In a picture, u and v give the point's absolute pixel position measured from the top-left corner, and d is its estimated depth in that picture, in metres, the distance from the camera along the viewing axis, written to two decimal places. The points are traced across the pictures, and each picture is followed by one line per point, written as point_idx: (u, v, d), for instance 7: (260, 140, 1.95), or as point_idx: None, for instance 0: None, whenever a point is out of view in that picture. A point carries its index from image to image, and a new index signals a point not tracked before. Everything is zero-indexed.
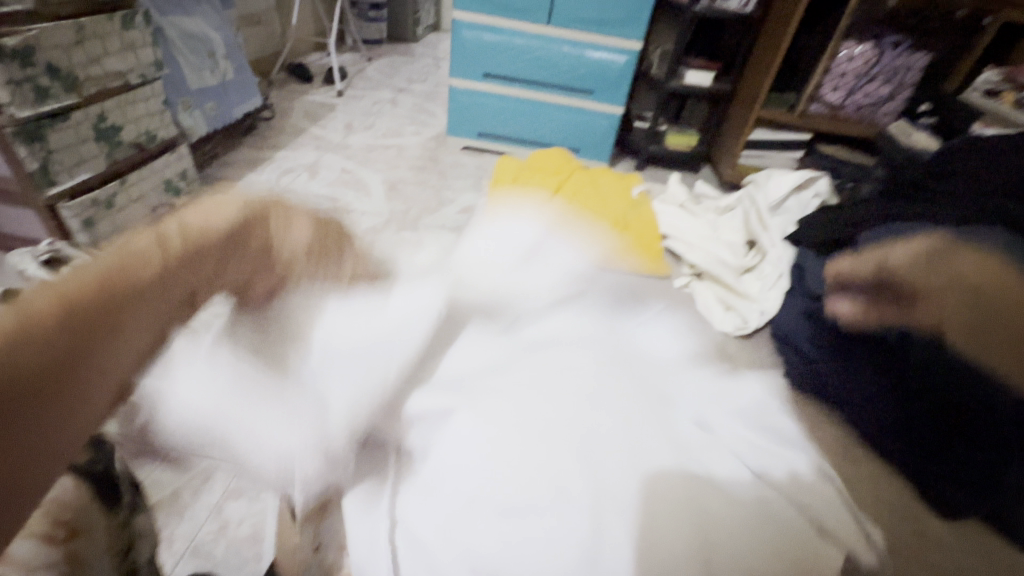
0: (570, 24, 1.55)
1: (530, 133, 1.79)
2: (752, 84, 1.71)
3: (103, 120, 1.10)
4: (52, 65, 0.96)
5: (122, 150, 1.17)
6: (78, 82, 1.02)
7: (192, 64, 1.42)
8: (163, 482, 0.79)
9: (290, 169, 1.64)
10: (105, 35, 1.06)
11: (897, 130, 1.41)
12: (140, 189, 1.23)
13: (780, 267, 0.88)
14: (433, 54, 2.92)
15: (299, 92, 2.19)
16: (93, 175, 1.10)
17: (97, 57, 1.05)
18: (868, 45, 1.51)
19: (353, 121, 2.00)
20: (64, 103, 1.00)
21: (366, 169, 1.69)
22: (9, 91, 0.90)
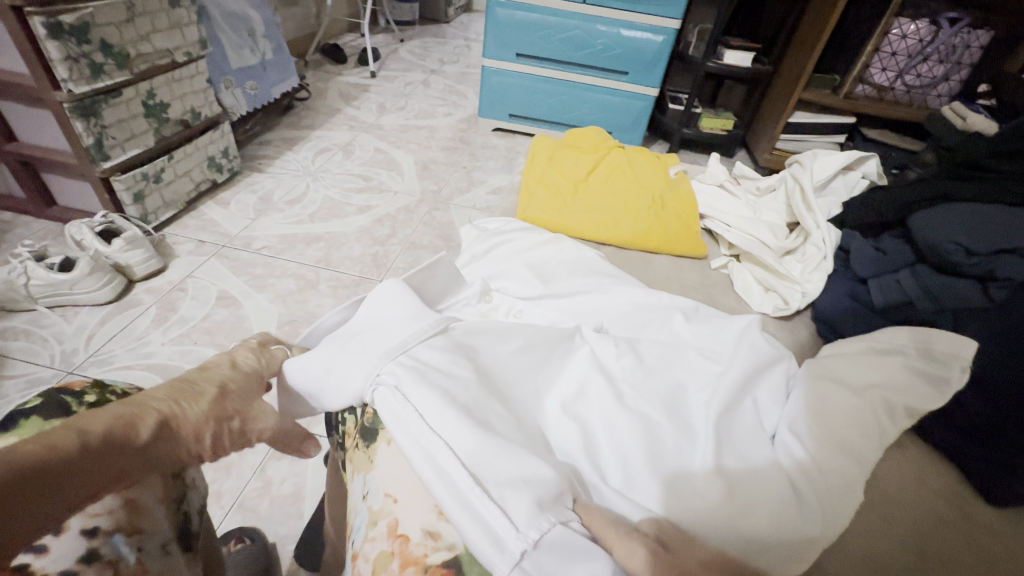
0: (604, 2, 1.51)
1: (562, 115, 1.77)
2: (795, 65, 1.65)
3: (151, 97, 1.14)
4: (105, 42, 1.00)
5: (168, 127, 1.21)
6: (129, 59, 1.06)
7: (232, 43, 1.45)
8: None
9: (325, 149, 1.66)
10: (153, 13, 1.09)
11: (952, 112, 1.33)
12: (186, 165, 1.27)
13: (824, 248, 0.82)
14: (464, 35, 2.91)
15: (334, 73, 2.22)
16: (143, 151, 1.15)
17: (147, 36, 1.09)
18: (922, 23, 1.41)
19: (386, 102, 2.02)
20: (117, 80, 1.04)
21: (399, 149, 1.71)
22: (67, 67, 0.94)
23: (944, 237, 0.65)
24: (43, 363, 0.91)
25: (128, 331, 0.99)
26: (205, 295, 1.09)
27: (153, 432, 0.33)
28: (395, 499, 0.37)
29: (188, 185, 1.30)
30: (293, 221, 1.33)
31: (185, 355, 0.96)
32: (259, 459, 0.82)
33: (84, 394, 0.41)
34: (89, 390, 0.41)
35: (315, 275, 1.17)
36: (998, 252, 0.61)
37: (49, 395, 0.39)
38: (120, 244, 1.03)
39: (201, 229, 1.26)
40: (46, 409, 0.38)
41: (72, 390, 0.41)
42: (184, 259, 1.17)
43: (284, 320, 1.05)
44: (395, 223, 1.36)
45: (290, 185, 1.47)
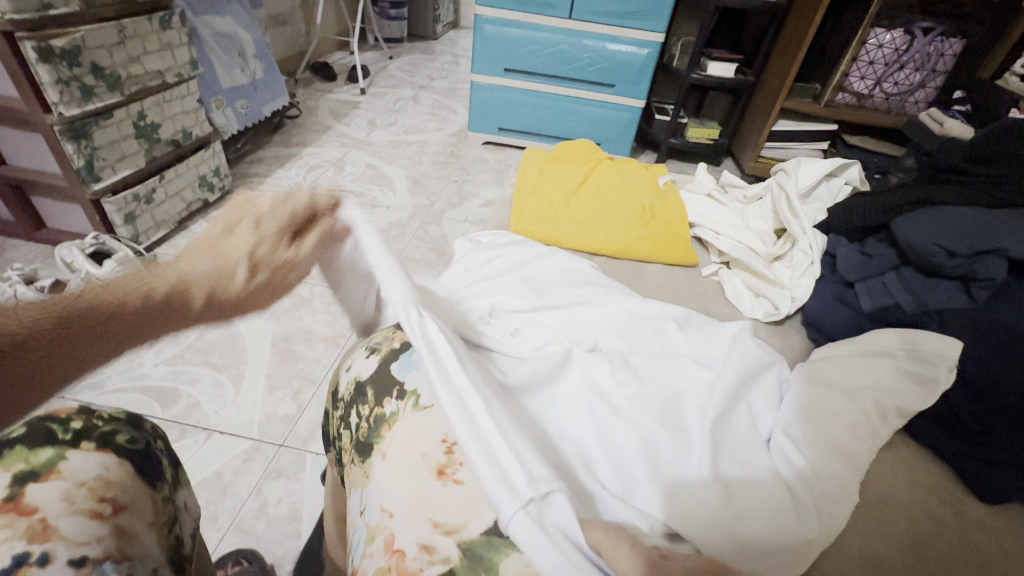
0: (590, 18, 1.55)
1: (551, 127, 1.80)
2: (777, 75, 1.69)
3: (142, 118, 1.14)
4: (96, 65, 1.00)
5: (159, 147, 1.21)
6: (120, 81, 1.06)
7: (222, 63, 1.47)
8: (206, 463, 0.82)
9: (316, 166, 1.67)
10: (145, 36, 1.10)
11: (929, 117, 1.37)
12: (177, 185, 1.27)
13: (812, 254, 0.84)
14: (452, 51, 2.95)
15: (324, 90, 2.24)
16: (134, 171, 1.15)
17: (138, 58, 1.09)
18: (897, 32, 1.46)
19: (376, 118, 2.03)
20: (108, 102, 1.04)
21: (390, 165, 1.72)
22: (58, 90, 0.95)
23: (926, 240, 0.67)
24: None
25: None
26: None
27: (188, 300, 0.42)
28: (392, 513, 0.35)
29: (179, 205, 1.29)
30: None
31: (178, 376, 0.95)
32: (255, 479, 0.81)
33: (69, 420, 0.41)
34: (75, 416, 0.41)
35: (309, 292, 1.17)
36: (980, 254, 0.62)
37: (33, 424, 0.39)
38: (112, 265, 1.03)
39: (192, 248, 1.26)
40: (30, 438, 0.38)
41: (57, 418, 0.40)
42: None
43: (279, 338, 1.04)
44: (388, 238, 1.37)
45: None
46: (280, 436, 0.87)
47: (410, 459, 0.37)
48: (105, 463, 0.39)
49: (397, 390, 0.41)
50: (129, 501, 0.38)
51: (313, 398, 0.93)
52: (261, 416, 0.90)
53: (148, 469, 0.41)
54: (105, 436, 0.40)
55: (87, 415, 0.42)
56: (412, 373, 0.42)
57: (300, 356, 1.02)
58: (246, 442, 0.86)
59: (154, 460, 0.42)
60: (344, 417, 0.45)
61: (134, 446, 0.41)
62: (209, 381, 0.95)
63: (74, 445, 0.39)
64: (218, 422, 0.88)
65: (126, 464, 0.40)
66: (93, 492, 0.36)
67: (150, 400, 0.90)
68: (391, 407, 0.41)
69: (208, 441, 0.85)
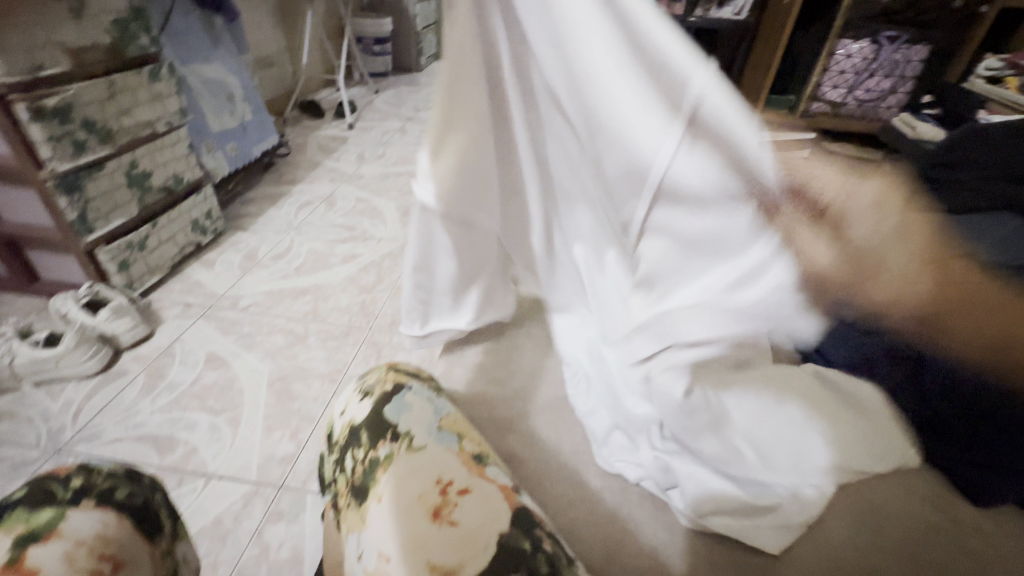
0: None
1: None
2: (752, 89, 1.73)
3: (134, 167, 1.16)
4: (87, 120, 1.03)
5: (152, 194, 1.23)
6: (111, 133, 1.09)
7: (210, 107, 1.52)
8: (205, 510, 0.81)
9: (307, 203, 1.69)
10: (134, 88, 1.13)
11: (902, 122, 1.41)
12: (170, 230, 1.29)
13: None
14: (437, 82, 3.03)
15: (312, 127, 2.28)
16: (127, 220, 1.17)
17: (128, 110, 1.12)
18: (865, 42, 1.52)
19: (365, 152, 2.07)
20: (98, 154, 1.07)
21: (380, 197, 1.75)
22: (50, 146, 0.97)
23: None
24: (30, 444, 0.89)
25: (116, 403, 0.98)
26: (194, 358, 1.08)
27: None
28: (388, 558, 0.34)
29: (172, 249, 1.31)
30: (279, 276, 1.34)
31: (175, 422, 0.95)
32: (255, 524, 0.80)
33: (68, 479, 0.41)
34: (75, 474, 0.41)
35: (303, 329, 1.17)
36: None
37: (33, 484, 0.40)
38: (106, 314, 1.04)
39: (186, 292, 1.27)
40: (29, 499, 0.38)
41: (57, 477, 0.40)
42: (170, 323, 1.17)
43: (275, 377, 1.04)
44: (380, 269, 1.38)
45: (274, 241, 1.49)
46: (279, 477, 0.87)
47: (404, 501, 0.37)
48: (104, 520, 0.39)
49: (390, 432, 0.42)
50: (128, 559, 0.38)
51: (312, 436, 0.93)
52: (260, 458, 0.89)
53: (147, 524, 0.41)
54: (104, 493, 0.41)
55: (86, 472, 0.42)
56: (405, 415, 0.43)
57: (297, 394, 1.01)
58: (244, 486, 0.85)
59: (153, 514, 0.42)
60: (339, 460, 0.45)
61: (133, 501, 0.42)
62: (206, 426, 0.94)
63: (74, 504, 0.39)
64: (216, 467, 0.87)
65: (125, 520, 0.40)
66: (92, 550, 0.36)
67: (147, 448, 0.90)
68: (384, 450, 0.40)
69: (207, 487, 0.84)
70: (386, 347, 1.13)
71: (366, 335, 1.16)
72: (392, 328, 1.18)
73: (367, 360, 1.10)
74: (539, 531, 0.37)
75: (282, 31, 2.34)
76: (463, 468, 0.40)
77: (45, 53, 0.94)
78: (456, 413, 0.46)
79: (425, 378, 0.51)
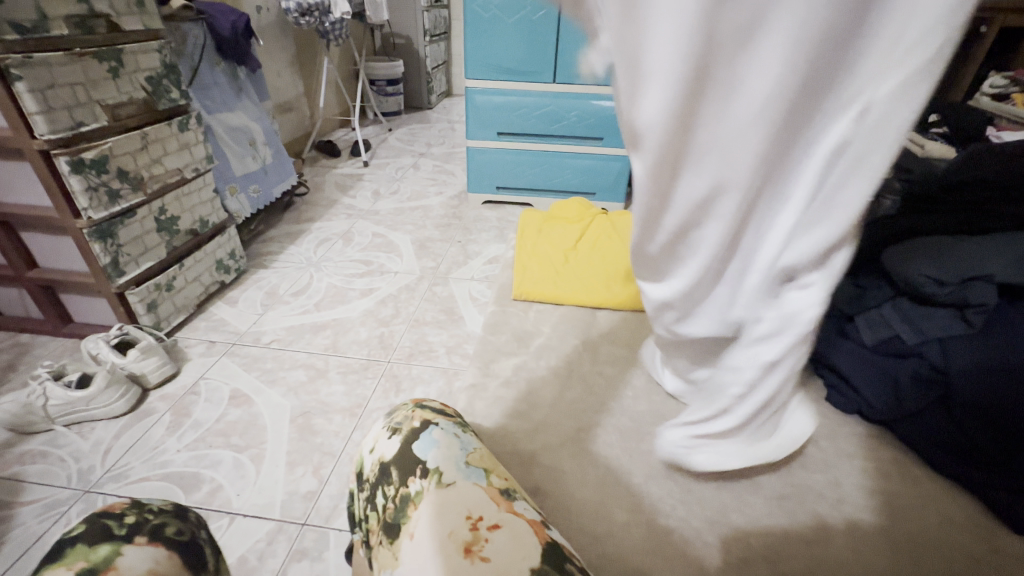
0: (572, 79, 1.64)
1: (547, 182, 1.88)
2: None
3: (163, 212, 1.22)
4: (121, 169, 1.09)
5: (179, 237, 1.28)
6: (143, 181, 1.15)
7: (234, 153, 1.60)
8: (230, 548, 0.82)
9: (326, 239, 1.74)
10: (164, 139, 1.20)
11: (910, 141, 1.41)
12: (196, 271, 1.33)
13: None
14: (447, 119, 3.14)
15: (329, 166, 2.37)
16: (156, 262, 1.21)
17: (159, 158, 1.19)
18: None
19: (380, 189, 2.14)
20: (131, 202, 1.12)
21: (396, 231, 1.79)
22: (87, 196, 1.02)
23: (918, 271, 0.72)
24: (61, 484, 0.91)
25: (143, 441, 1.00)
26: (219, 395, 1.10)
27: None
28: None
29: (198, 289, 1.35)
30: (299, 312, 1.37)
31: (200, 460, 0.96)
32: (279, 563, 0.80)
33: (123, 515, 0.42)
34: (129, 511, 0.42)
35: (324, 363, 1.19)
36: (969, 280, 0.68)
37: (91, 520, 0.41)
38: (135, 354, 1.07)
39: (211, 330, 1.30)
40: (89, 535, 0.40)
41: (112, 513, 0.42)
42: (195, 361, 1.20)
43: (297, 413, 1.06)
44: (397, 302, 1.41)
45: (294, 277, 1.53)
46: (302, 514, 0.87)
47: (437, 538, 0.37)
48: (156, 556, 0.40)
49: (420, 469, 0.43)
50: None
51: (334, 471, 0.94)
52: (283, 495, 0.90)
53: (195, 561, 0.42)
54: (156, 528, 0.42)
55: (139, 508, 0.43)
56: (433, 452, 0.44)
57: (318, 430, 1.02)
58: (268, 524, 0.85)
59: (200, 551, 0.43)
60: (369, 499, 0.46)
61: (182, 537, 0.43)
62: (231, 463, 0.96)
63: (128, 540, 0.40)
64: (241, 504, 0.88)
65: (175, 556, 0.41)
66: None
67: (174, 486, 0.91)
68: (415, 486, 0.42)
69: (231, 526, 0.85)
70: (405, 380, 1.14)
71: (385, 368, 1.17)
72: (410, 361, 1.20)
73: (387, 393, 1.11)
74: (569, 566, 0.37)
75: (299, 77, 2.45)
76: (494, 503, 0.40)
77: (85, 110, 1.01)
78: (482, 447, 0.47)
79: (450, 412, 0.52)
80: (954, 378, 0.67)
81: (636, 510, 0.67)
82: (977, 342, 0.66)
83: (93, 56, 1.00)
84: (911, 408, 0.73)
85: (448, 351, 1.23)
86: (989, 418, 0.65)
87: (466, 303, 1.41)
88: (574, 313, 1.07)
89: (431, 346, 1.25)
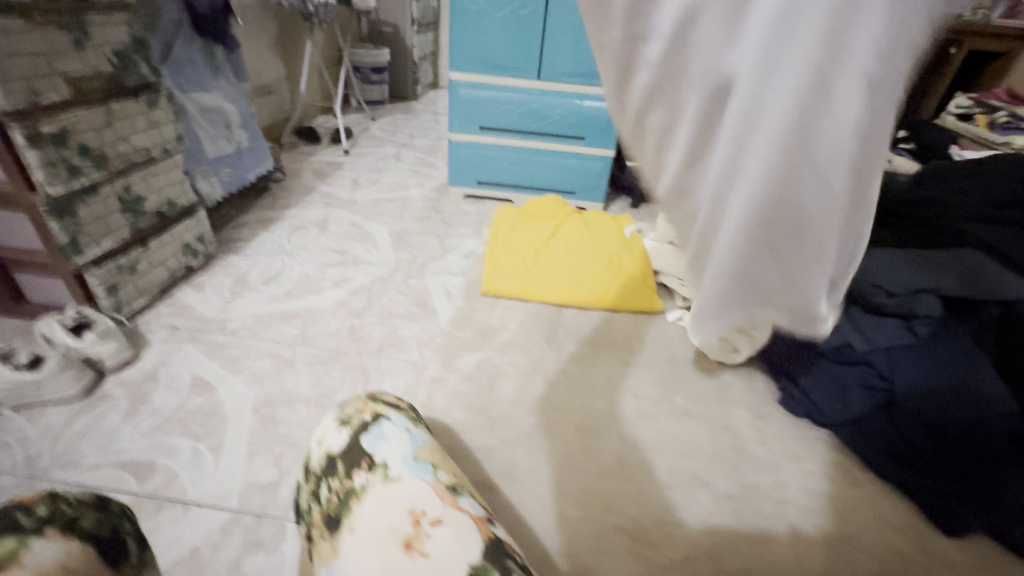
0: (557, 78, 1.64)
1: (528, 179, 1.88)
2: None
3: (128, 192, 1.18)
4: (84, 146, 1.05)
5: (145, 219, 1.24)
6: (107, 158, 1.11)
7: (208, 134, 1.55)
8: (183, 539, 0.80)
9: (301, 227, 1.71)
10: (132, 116, 1.16)
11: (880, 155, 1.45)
12: (160, 254, 1.29)
13: None
14: (432, 111, 3.11)
15: (308, 153, 2.32)
16: (117, 243, 1.17)
17: (125, 136, 1.15)
18: None
19: (359, 178, 2.10)
20: (93, 179, 1.08)
21: (373, 222, 1.77)
22: (46, 171, 0.98)
23: (870, 280, 0.77)
24: (5, 470, 0.88)
25: (96, 427, 0.97)
26: (179, 383, 1.07)
27: None
28: None
29: (162, 272, 1.31)
30: (269, 300, 1.34)
31: (156, 448, 0.93)
32: (233, 554, 0.78)
33: (35, 505, 0.40)
34: (42, 499, 0.41)
35: (292, 353, 1.17)
36: (918, 292, 0.74)
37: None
38: (92, 337, 1.03)
39: (175, 315, 1.27)
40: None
41: (24, 502, 0.40)
42: (157, 347, 1.16)
43: (261, 402, 1.04)
44: (371, 293, 1.39)
45: (266, 265, 1.49)
46: (260, 505, 0.85)
47: (378, 532, 0.37)
48: (67, 549, 0.38)
49: (366, 462, 0.42)
50: None
51: (295, 463, 0.92)
52: (241, 486, 0.88)
53: (110, 554, 0.41)
54: (72, 522, 0.40)
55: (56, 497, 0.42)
56: (381, 445, 0.44)
57: (281, 420, 1.00)
58: (224, 515, 0.83)
59: (121, 542, 0.43)
60: (315, 492, 0.45)
61: (100, 528, 0.42)
62: (188, 452, 0.93)
63: (38, 533, 0.38)
64: (196, 494, 0.86)
65: (86, 548, 0.40)
66: None
67: (126, 475, 0.88)
68: (360, 480, 0.41)
69: (185, 516, 0.83)
70: (374, 372, 1.13)
71: (355, 360, 1.16)
72: (381, 353, 1.19)
73: (354, 385, 1.09)
74: (510, 562, 0.36)
75: (280, 60, 2.39)
76: (439, 498, 0.40)
77: (47, 82, 0.97)
78: (433, 443, 0.47)
79: (404, 406, 0.51)
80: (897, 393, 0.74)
81: (601, 506, 0.74)
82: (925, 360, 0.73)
83: (56, 24, 0.96)
84: (856, 411, 0.80)
85: (419, 344, 1.22)
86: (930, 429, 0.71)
87: (440, 296, 1.40)
88: (548, 309, 1.07)
89: (402, 339, 1.24)
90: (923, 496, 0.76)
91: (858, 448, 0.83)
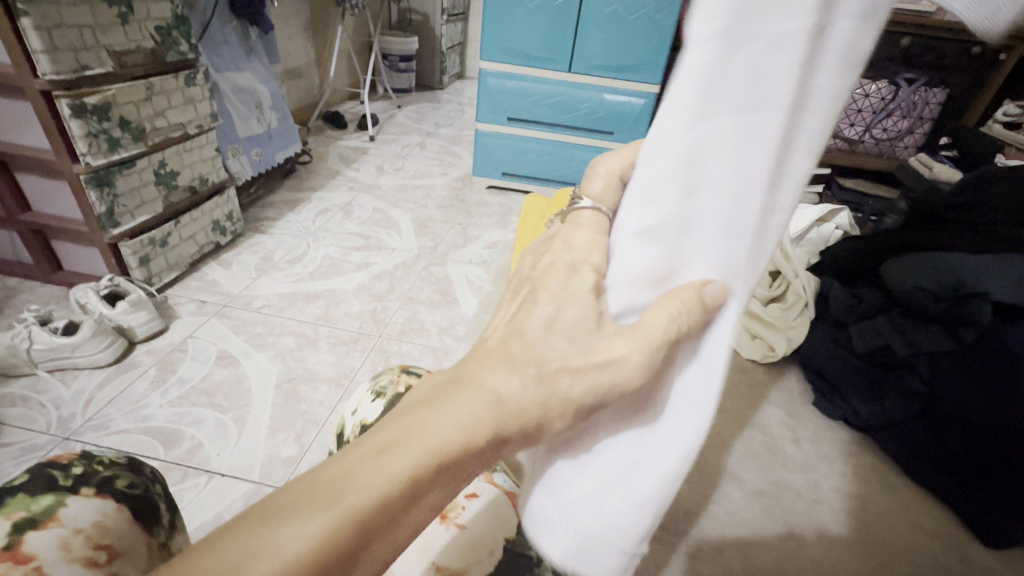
0: (587, 70, 1.62)
1: (553, 172, 1.86)
2: None
3: (163, 166, 1.20)
4: (124, 119, 1.07)
5: (177, 194, 1.26)
6: (145, 133, 1.13)
7: (240, 114, 1.57)
8: (207, 505, 0.82)
9: (326, 210, 1.72)
10: (170, 91, 1.18)
11: (918, 161, 1.40)
12: (191, 229, 1.32)
13: (805, 296, 0.99)
14: (458, 101, 3.11)
15: (335, 137, 2.34)
16: (151, 217, 1.20)
17: (162, 111, 1.16)
18: (882, 82, 1.46)
19: (384, 164, 2.11)
20: (132, 152, 1.11)
21: (396, 208, 1.78)
22: (87, 142, 1.00)
23: (911, 282, 0.80)
24: (40, 430, 0.90)
25: (127, 393, 0.99)
26: (205, 355, 1.10)
27: None
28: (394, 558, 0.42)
29: (192, 247, 1.34)
30: (293, 280, 1.36)
31: (182, 417, 0.96)
32: None
33: (69, 466, 0.42)
34: (75, 462, 0.43)
35: (314, 333, 1.18)
36: (969, 296, 0.72)
37: (35, 469, 0.41)
38: (124, 306, 1.06)
39: (203, 290, 1.29)
40: (31, 485, 0.39)
41: (58, 463, 0.42)
42: (185, 320, 1.19)
43: (283, 378, 1.05)
44: (393, 279, 1.40)
45: (291, 245, 1.51)
46: (281, 478, 0.87)
47: None
48: (103, 509, 0.40)
49: None
50: (125, 549, 0.38)
51: (315, 440, 0.94)
52: (263, 458, 0.90)
53: (145, 514, 0.42)
54: (105, 482, 0.42)
55: (89, 460, 0.43)
56: None
57: (303, 397, 1.02)
58: (247, 485, 0.85)
59: (153, 505, 0.44)
60: None
61: (132, 490, 0.43)
62: (213, 422, 0.95)
63: (73, 491, 0.40)
64: (220, 464, 0.88)
65: (124, 510, 0.41)
66: (89, 540, 0.37)
67: (154, 441, 0.91)
68: None
69: (208, 485, 0.85)
70: (395, 356, 1.14)
71: (376, 343, 1.17)
72: (401, 337, 1.19)
73: (374, 367, 1.10)
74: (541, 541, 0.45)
75: (311, 44, 2.41)
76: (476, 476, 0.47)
77: (91, 55, 0.99)
78: None
79: None
80: (938, 400, 0.75)
81: None
82: (964, 369, 0.72)
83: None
84: (894, 416, 0.81)
85: (440, 331, 1.23)
86: (972, 432, 0.71)
87: (462, 285, 1.41)
88: None
89: (422, 324, 1.24)
90: (960, 510, 0.73)
91: (895, 455, 0.81)
